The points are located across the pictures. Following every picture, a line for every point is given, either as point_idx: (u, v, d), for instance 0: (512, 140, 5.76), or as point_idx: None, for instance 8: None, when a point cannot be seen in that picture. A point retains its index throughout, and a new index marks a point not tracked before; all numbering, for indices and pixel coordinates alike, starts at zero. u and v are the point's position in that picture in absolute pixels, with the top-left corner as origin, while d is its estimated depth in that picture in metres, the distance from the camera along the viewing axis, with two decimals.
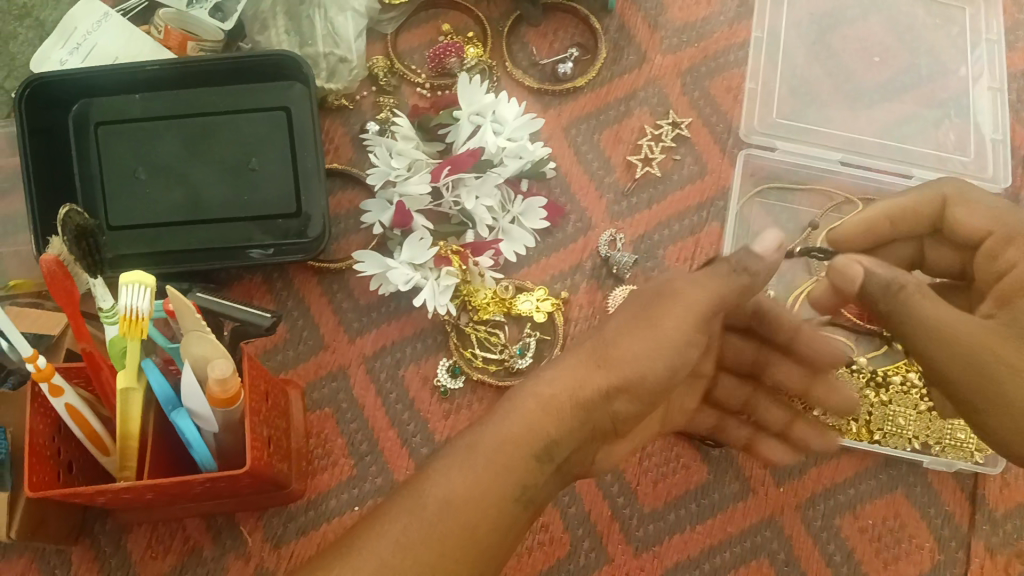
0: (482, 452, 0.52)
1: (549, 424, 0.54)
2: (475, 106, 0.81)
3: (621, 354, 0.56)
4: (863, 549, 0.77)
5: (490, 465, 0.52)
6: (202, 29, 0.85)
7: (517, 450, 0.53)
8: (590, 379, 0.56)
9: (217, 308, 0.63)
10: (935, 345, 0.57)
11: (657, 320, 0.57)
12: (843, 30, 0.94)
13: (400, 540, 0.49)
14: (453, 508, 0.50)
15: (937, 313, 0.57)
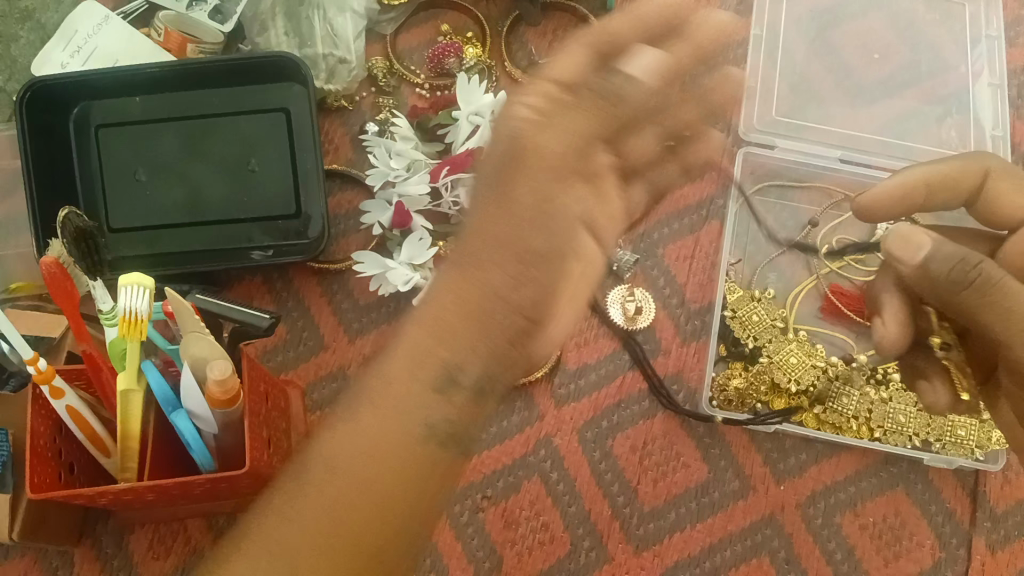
0: (378, 401, 0.53)
1: (442, 353, 0.52)
2: (473, 107, 0.80)
3: (488, 274, 0.52)
4: (863, 547, 0.76)
5: (380, 421, 0.53)
6: (202, 31, 0.86)
7: (407, 393, 0.53)
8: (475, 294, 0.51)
9: (215, 309, 0.63)
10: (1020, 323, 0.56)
11: (536, 222, 0.53)
12: (843, 26, 0.93)
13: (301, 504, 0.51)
14: (336, 474, 0.52)
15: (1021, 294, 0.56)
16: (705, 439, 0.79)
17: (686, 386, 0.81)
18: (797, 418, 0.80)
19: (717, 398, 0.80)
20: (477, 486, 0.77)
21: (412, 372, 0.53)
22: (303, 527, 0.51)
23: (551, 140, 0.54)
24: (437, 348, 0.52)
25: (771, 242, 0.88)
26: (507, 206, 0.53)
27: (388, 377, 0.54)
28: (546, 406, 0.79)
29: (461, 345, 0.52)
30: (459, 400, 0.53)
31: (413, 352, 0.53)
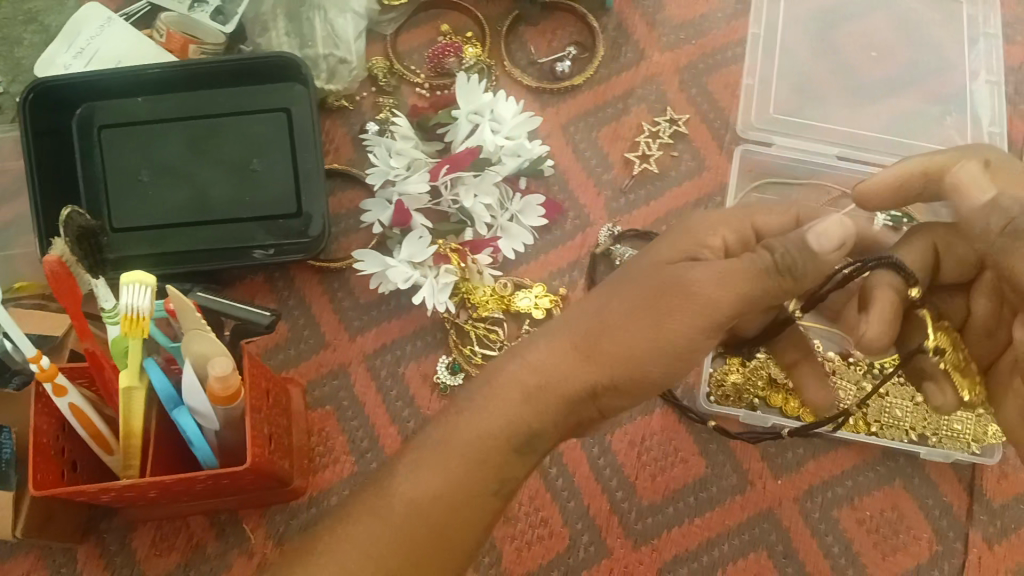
0: (456, 446, 0.53)
1: (531, 419, 0.53)
2: (473, 106, 0.82)
3: (611, 340, 0.52)
4: (861, 542, 0.77)
5: (463, 457, 0.53)
6: (203, 32, 0.87)
7: (497, 435, 0.53)
8: (576, 361, 0.53)
9: (217, 307, 0.64)
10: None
11: (674, 308, 0.51)
12: (841, 24, 0.94)
13: (363, 546, 0.51)
14: (418, 511, 0.52)
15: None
16: (703, 435, 0.79)
17: (685, 382, 0.81)
18: (793, 413, 0.80)
19: (714, 394, 0.81)
20: None
21: (507, 413, 0.53)
22: (360, 555, 0.51)
23: (703, 289, 0.51)
24: (530, 410, 0.53)
25: None
26: (627, 299, 0.53)
27: (488, 416, 0.53)
28: None
29: (551, 403, 0.53)
30: (525, 461, 0.54)
31: (504, 405, 0.54)
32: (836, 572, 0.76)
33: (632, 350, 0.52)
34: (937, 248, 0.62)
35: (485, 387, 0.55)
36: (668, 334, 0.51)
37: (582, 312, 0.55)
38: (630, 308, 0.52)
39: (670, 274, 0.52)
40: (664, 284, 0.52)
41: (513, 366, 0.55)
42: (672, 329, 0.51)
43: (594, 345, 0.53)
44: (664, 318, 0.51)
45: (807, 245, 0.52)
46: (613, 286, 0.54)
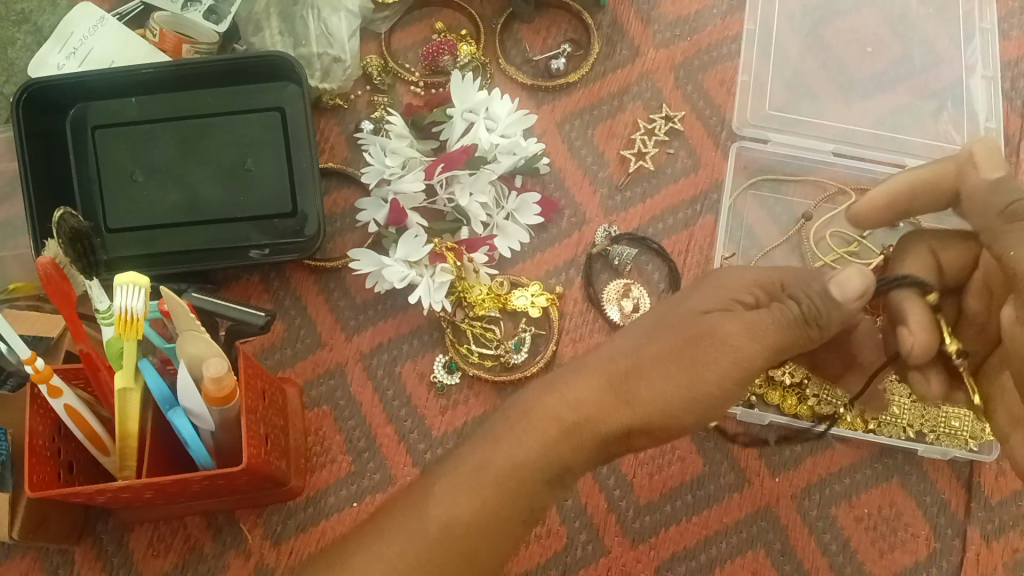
0: (491, 472, 0.54)
1: (562, 450, 0.55)
2: (468, 104, 0.81)
3: (645, 385, 0.56)
4: (858, 539, 0.77)
5: (499, 485, 0.54)
6: (196, 31, 0.86)
7: (530, 467, 0.55)
8: (608, 398, 0.56)
9: (211, 307, 0.64)
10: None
11: (709, 359, 0.56)
12: (836, 20, 0.94)
13: (395, 562, 0.52)
14: (451, 532, 0.53)
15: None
16: (700, 433, 0.79)
17: None
18: (790, 412, 0.80)
19: None
20: None
21: (540, 441, 0.55)
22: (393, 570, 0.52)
23: (739, 339, 0.56)
24: (565, 446, 0.55)
25: (765, 236, 0.90)
26: (663, 342, 0.57)
27: (525, 448, 0.55)
28: None
29: (585, 441, 0.56)
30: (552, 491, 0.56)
31: (540, 444, 0.55)
32: (834, 569, 0.76)
33: (664, 398, 0.56)
34: (934, 250, 0.66)
35: (522, 421, 0.56)
36: (698, 384, 0.56)
37: (620, 351, 0.58)
38: (663, 355, 0.56)
39: (705, 325, 0.57)
40: (695, 333, 0.57)
41: (548, 399, 0.57)
42: (704, 376, 0.56)
43: (630, 391, 0.56)
44: (696, 369, 0.56)
45: (831, 295, 0.57)
46: (644, 328, 0.59)
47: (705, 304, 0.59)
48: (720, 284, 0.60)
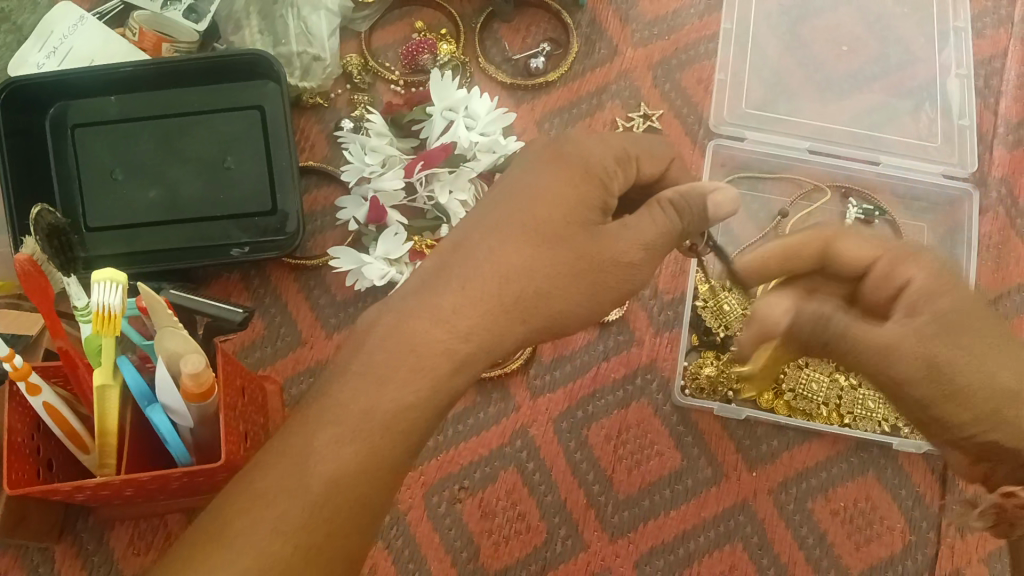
0: (378, 419, 0.51)
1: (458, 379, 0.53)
2: (447, 102, 0.82)
3: (548, 301, 0.55)
4: (835, 533, 0.78)
5: (386, 432, 0.51)
6: (176, 30, 0.86)
7: (416, 415, 0.52)
8: (500, 319, 0.54)
9: (189, 304, 0.64)
10: (903, 372, 0.53)
11: (608, 279, 0.56)
12: (812, 20, 0.95)
13: (278, 525, 0.49)
14: (338, 489, 0.50)
15: (872, 333, 0.53)
16: (678, 428, 0.80)
17: (660, 375, 0.81)
18: (768, 405, 0.83)
19: (689, 387, 0.82)
20: (454, 476, 0.78)
21: (434, 382, 0.52)
22: (277, 535, 0.48)
23: (633, 255, 0.56)
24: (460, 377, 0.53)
25: (742, 234, 0.91)
26: (553, 252, 0.55)
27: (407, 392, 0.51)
28: (521, 397, 0.80)
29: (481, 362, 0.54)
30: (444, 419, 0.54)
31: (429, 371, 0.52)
32: (811, 562, 0.77)
33: (569, 316, 0.56)
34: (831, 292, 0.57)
35: (406, 354, 0.52)
36: (599, 299, 0.56)
37: (494, 260, 0.54)
38: (558, 277, 0.55)
39: (602, 240, 0.56)
40: (595, 254, 0.56)
41: (433, 330, 0.52)
42: (602, 297, 0.56)
43: (529, 307, 0.54)
44: (597, 288, 0.56)
45: (707, 212, 0.58)
46: (516, 235, 0.55)
47: (574, 203, 0.56)
48: (586, 172, 0.57)
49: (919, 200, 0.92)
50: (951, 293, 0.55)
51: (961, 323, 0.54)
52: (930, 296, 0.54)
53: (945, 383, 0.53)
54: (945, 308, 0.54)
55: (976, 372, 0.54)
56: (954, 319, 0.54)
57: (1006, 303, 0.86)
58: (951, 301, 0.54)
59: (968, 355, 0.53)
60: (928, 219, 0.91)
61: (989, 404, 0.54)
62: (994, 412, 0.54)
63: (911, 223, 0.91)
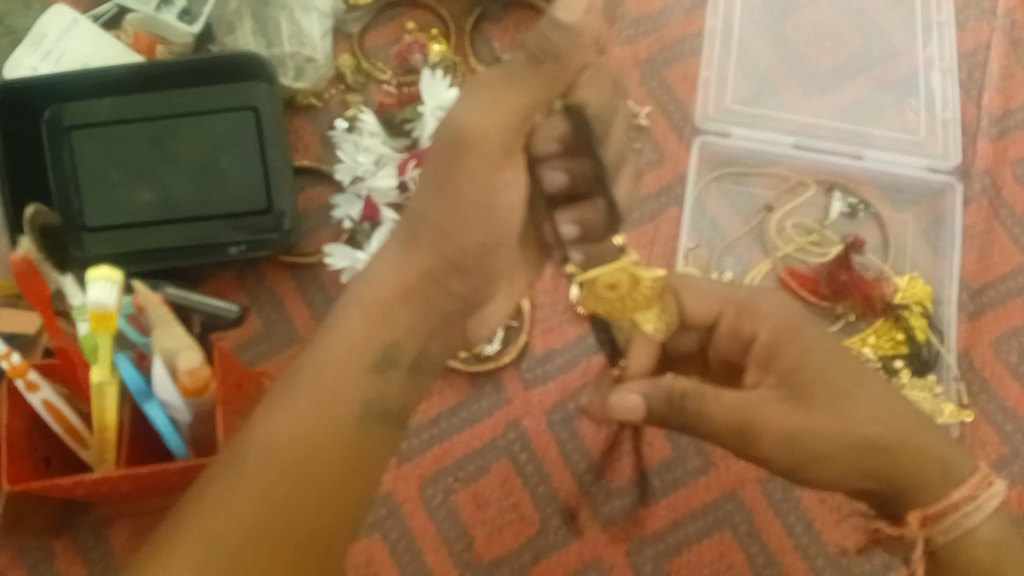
0: (307, 380, 0.56)
1: (382, 333, 0.59)
2: (437, 101, 0.84)
3: (435, 228, 0.61)
4: (822, 519, 0.79)
5: (311, 394, 0.55)
6: (170, 32, 0.89)
7: (346, 399, 0.56)
8: (410, 268, 0.61)
9: (184, 301, 0.66)
10: (767, 444, 0.58)
11: (463, 161, 0.59)
12: (794, 16, 0.97)
13: (231, 494, 0.51)
14: (280, 453, 0.52)
15: (729, 402, 0.58)
16: None
17: None
18: None
19: None
20: (448, 469, 0.80)
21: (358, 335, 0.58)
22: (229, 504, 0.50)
23: (475, 119, 0.57)
24: (380, 327, 0.59)
25: (728, 227, 0.93)
26: (430, 169, 0.61)
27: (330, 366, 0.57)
28: (513, 390, 0.82)
29: (404, 310, 0.60)
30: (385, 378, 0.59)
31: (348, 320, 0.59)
32: (799, 549, 0.79)
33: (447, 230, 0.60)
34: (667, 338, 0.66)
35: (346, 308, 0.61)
36: (461, 199, 0.60)
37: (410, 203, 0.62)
38: (431, 192, 0.60)
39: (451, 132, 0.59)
40: (451, 142, 0.59)
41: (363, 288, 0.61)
42: (457, 184, 0.59)
43: (417, 234, 0.61)
44: (452, 175, 0.59)
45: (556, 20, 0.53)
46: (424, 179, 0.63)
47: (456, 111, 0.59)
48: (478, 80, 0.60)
49: (903, 192, 0.93)
50: (817, 355, 0.60)
51: (819, 384, 0.59)
52: (785, 360, 0.60)
53: (799, 442, 0.57)
54: (812, 366, 0.59)
55: (828, 426, 0.56)
56: (812, 381, 0.59)
57: (990, 293, 0.88)
58: (827, 364, 0.60)
59: (821, 411, 0.57)
60: (912, 211, 0.93)
61: (850, 456, 0.56)
62: (862, 465, 0.57)
63: (895, 215, 0.93)
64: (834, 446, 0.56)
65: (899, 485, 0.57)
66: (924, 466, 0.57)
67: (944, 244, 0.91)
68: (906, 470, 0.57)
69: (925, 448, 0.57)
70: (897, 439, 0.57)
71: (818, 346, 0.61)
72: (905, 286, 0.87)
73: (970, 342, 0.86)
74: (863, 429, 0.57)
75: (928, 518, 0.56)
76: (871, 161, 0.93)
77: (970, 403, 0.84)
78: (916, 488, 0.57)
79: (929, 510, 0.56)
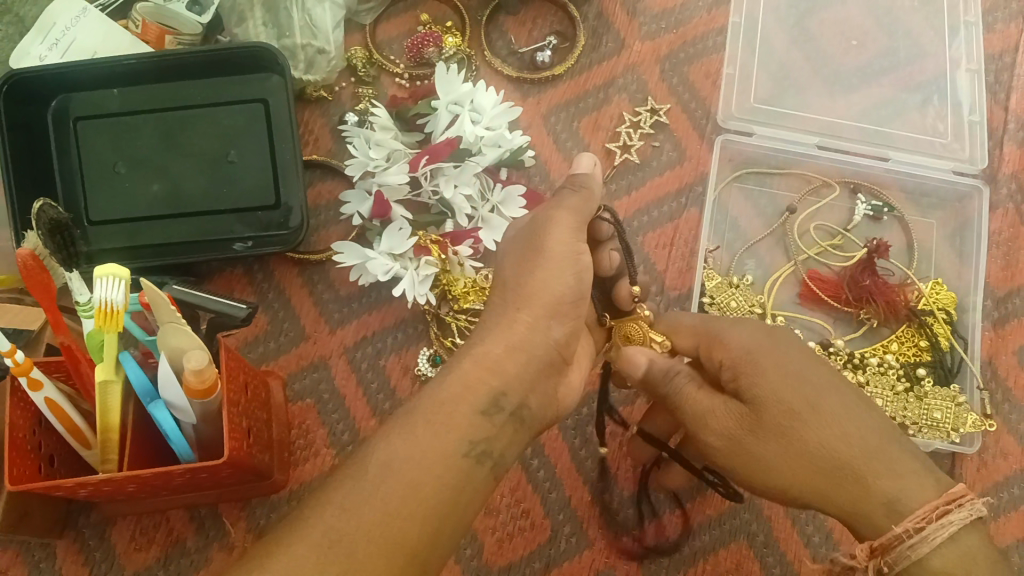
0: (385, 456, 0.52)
1: (491, 377, 0.57)
2: (453, 96, 0.80)
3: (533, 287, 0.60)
4: (841, 530, 0.77)
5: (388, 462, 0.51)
6: (179, 22, 0.85)
7: (449, 446, 0.54)
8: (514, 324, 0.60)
9: (192, 300, 0.63)
10: (719, 450, 0.59)
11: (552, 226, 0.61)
12: (822, 14, 0.94)
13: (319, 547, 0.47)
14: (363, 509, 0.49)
15: (694, 401, 0.60)
16: None
17: None
18: None
19: None
20: None
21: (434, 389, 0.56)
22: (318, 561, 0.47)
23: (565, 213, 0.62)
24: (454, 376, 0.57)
25: (749, 229, 0.90)
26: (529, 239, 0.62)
27: (406, 440, 0.53)
28: None
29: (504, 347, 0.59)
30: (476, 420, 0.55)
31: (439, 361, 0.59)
32: (817, 561, 0.77)
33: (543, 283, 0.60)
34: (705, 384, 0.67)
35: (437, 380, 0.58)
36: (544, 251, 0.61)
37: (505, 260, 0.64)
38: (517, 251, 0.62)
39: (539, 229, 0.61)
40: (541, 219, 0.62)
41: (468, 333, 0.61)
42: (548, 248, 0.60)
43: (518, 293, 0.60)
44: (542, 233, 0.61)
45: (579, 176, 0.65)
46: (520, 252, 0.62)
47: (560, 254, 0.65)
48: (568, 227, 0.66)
49: (928, 197, 0.91)
50: (773, 375, 0.58)
51: (776, 405, 0.57)
52: (743, 379, 0.59)
53: (743, 459, 0.58)
54: (766, 387, 0.58)
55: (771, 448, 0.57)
56: (765, 400, 0.58)
57: (1015, 299, 0.85)
58: (778, 388, 0.58)
59: (767, 432, 0.57)
60: (936, 215, 0.90)
61: (795, 478, 0.56)
62: (806, 488, 0.56)
63: (920, 220, 0.90)
64: (780, 461, 0.56)
65: (849, 513, 0.56)
66: (879, 494, 0.55)
67: (969, 249, 0.88)
68: (856, 501, 0.55)
69: (876, 479, 0.55)
70: (842, 467, 0.55)
71: (779, 365, 0.58)
72: (929, 291, 0.85)
73: (994, 350, 0.84)
74: (814, 453, 0.56)
75: (875, 549, 0.55)
76: (898, 163, 0.90)
77: (993, 413, 0.82)
78: (865, 515, 0.55)
79: (875, 542, 0.55)
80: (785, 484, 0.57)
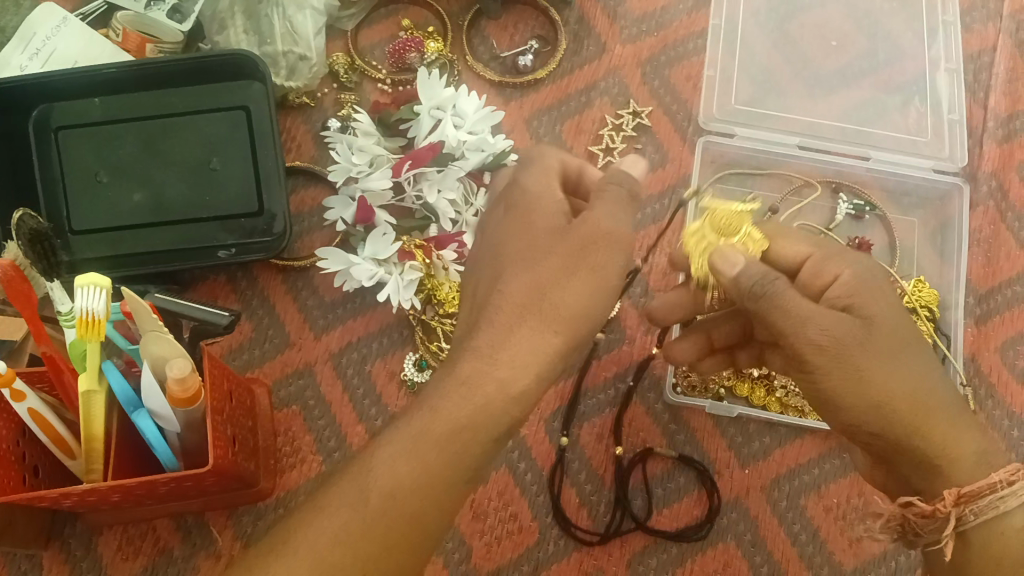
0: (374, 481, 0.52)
1: (499, 396, 0.54)
2: (435, 101, 0.80)
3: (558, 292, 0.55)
4: (828, 529, 0.78)
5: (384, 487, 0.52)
6: (161, 31, 0.85)
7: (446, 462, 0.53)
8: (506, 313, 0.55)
9: (173, 308, 0.64)
10: (819, 360, 0.55)
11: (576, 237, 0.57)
12: (801, 16, 0.95)
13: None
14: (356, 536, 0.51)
15: (806, 307, 0.56)
16: (671, 426, 0.81)
17: (650, 374, 0.82)
18: (760, 403, 0.82)
19: (681, 384, 0.82)
20: None
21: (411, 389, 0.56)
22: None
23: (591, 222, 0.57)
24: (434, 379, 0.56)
25: None
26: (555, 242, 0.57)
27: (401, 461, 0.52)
28: None
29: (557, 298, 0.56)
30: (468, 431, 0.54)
31: (490, 321, 0.56)
32: (805, 559, 0.77)
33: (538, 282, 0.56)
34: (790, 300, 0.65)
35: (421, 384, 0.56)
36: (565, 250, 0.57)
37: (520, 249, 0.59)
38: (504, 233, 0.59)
39: (585, 227, 0.57)
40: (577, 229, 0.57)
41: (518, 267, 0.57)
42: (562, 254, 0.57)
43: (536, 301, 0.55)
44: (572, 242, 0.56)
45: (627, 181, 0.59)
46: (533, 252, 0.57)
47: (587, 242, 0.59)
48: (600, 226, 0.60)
49: (908, 196, 0.92)
50: (887, 305, 0.58)
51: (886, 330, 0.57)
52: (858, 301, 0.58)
53: (847, 364, 0.55)
54: (883, 313, 0.58)
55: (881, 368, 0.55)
56: (881, 324, 0.57)
57: (997, 296, 0.86)
58: (892, 317, 0.58)
59: (878, 348, 0.56)
60: (918, 215, 0.91)
61: (893, 402, 0.55)
62: (900, 418, 0.55)
63: (902, 219, 0.91)
64: (884, 380, 0.55)
65: (927, 456, 0.56)
66: (957, 444, 0.56)
67: (950, 248, 0.88)
68: (938, 443, 0.56)
69: (953, 429, 0.56)
70: (928, 407, 0.56)
71: (889, 298, 0.59)
72: (912, 290, 0.85)
73: (976, 347, 0.85)
74: (913, 385, 0.56)
75: (961, 497, 0.55)
76: (879, 162, 0.91)
77: (977, 409, 0.82)
78: (943, 457, 0.56)
79: (965, 488, 0.55)
80: (879, 404, 0.55)
